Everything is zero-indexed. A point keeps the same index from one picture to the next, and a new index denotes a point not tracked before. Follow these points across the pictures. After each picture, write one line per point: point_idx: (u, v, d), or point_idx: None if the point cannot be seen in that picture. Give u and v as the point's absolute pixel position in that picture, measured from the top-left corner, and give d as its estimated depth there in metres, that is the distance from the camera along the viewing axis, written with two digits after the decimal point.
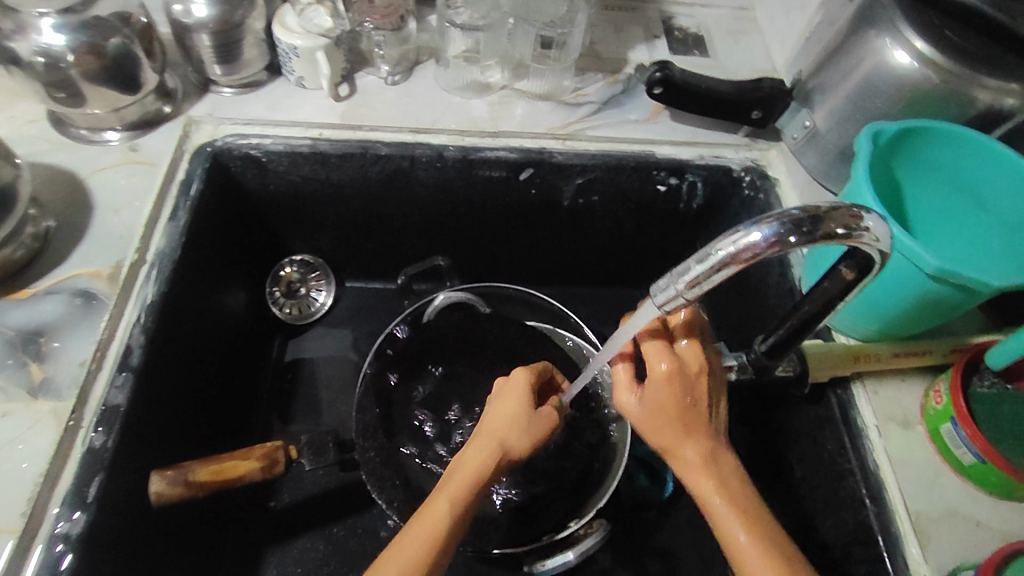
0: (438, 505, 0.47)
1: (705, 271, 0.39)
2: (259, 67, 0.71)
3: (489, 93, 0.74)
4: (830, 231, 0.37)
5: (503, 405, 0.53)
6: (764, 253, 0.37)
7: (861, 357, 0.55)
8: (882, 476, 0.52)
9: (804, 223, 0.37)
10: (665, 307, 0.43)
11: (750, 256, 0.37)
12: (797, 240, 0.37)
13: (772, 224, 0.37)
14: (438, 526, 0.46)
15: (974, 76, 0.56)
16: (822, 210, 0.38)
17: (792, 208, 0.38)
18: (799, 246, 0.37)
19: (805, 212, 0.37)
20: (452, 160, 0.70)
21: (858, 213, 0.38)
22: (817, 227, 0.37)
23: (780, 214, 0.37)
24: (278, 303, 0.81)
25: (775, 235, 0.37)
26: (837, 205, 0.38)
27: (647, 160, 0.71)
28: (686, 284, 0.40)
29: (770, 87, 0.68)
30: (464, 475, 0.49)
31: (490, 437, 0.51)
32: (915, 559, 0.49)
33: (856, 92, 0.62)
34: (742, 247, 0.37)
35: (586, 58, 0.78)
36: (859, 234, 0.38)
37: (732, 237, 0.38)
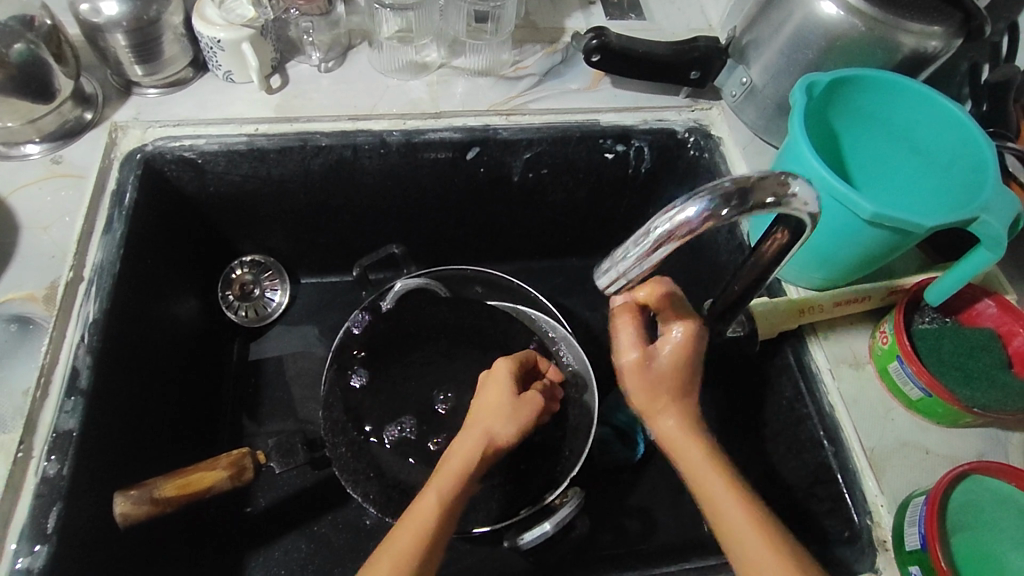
0: (427, 498, 0.49)
1: (644, 250, 0.40)
2: (183, 64, 0.67)
3: (427, 73, 0.73)
4: (760, 201, 0.39)
5: (489, 393, 0.55)
6: (699, 227, 0.38)
7: (805, 310, 0.57)
8: (837, 416, 0.55)
9: (734, 196, 0.38)
10: (610, 291, 0.43)
11: (686, 232, 0.39)
12: (729, 213, 0.38)
13: (705, 199, 0.38)
14: (428, 515, 0.48)
15: (898, 22, 0.57)
16: (751, 180, 0.39)
17: (722, 181, 0.39)
18: (732, 218, 0.39)
19: (735, 184, 0.39)
20: (396, 145, 0.69)
21: (786, 180, 0.40)
22: (747, 200, 0.38)
23: (711, 188, 0.39)
24: (233, 307, 0.79)
25: (707, 209, 0.38)
26: (766, 175, 0.39)
27: (592, 129, 0.71)
28: (626, 265, 0.41)
29: (706, 46, 0.68)
30: (451, 468, 0.50)
31: (477, 427, 0.53)
32: (872, 491, 0.52)
33: (789, 46, 0.63)
34: (678, 224, 0.38)
35: (523, 30, 0.77)
36: (789, 200, 0.40)
37: (668, 215, 0.39)
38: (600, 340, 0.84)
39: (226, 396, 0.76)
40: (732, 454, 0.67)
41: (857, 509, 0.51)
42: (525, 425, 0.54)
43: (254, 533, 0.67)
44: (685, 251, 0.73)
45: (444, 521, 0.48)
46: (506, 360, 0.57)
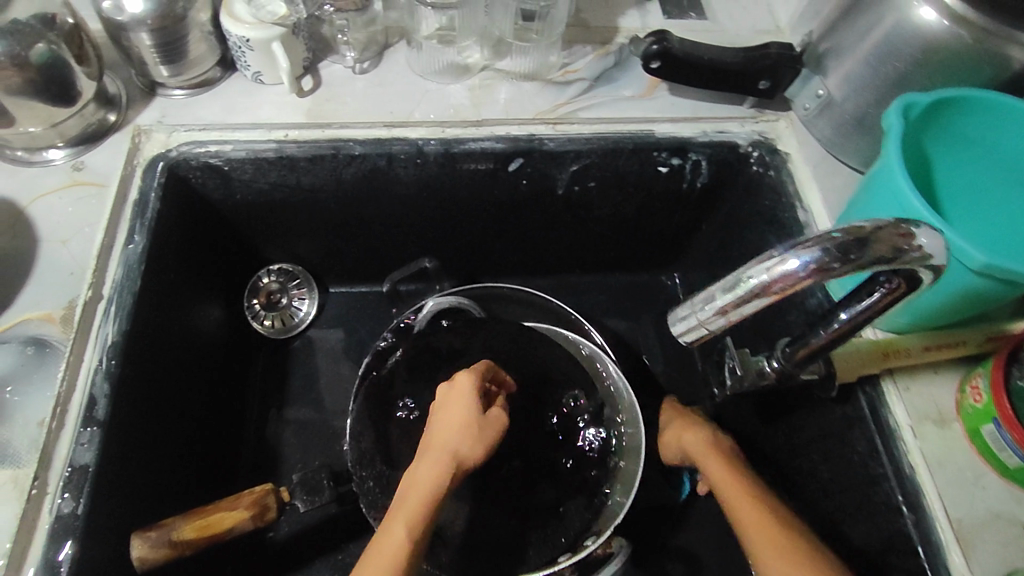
0: (393, 529, 0.46)
1: (734, 299, 0.34)
2: (210, 64, 0.63)
3: (469, 76, 0.67)
4: (877, 256, 0.33)
5: (449, 411, 0.51)
6: (801, 282, 0.33)
7: (890, 353, 0.51)
8: (920, 480, 0.49)
9: (848, 249, 0.33)
10: (687, 341, 0.39)
11: (785, 286, 0.33)
12: (839, 268, 0.33)
13: (813, 250, 0.33)
14: (392, 555, 0.45)
15: (1008, 33, 0.49)
16: (867, 231, 0.33)
17: (831, 229, 0.34)
18: (842, 274, 0.33)
19: (848, 234, 0.33)
20: (433, 155, 0.64)
21: (909, 230, 0.34)
22: (863, 254, 0.33)
23: (820, 238, 0.33)
24: (259, 316, 0.75)
25: (815, 262, 0.33)
26: (885, 223, 0.34)
27: (646, 141, 0.65)
28: (710, 312, 0.36)
29: (779, 53, 0.62)
30: (417, 498, 0.47)
31: (439, 450, 0.49)
32: (960, 570, 0.46)
33: (875, 56, 0.56)
34: (777, 275, 0.33)
35: (573, 29, 0.71)
36: (910, 255, 0.34)
37: (765, 264, 0.34)
38: (643, 363, 0.79)
39: (251, 410, 0.73)
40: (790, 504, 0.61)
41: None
42: (490, 445, 0.50)
43: (277, 559, 0.64)
44: None
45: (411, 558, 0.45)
46: (466, 373, 0.53)
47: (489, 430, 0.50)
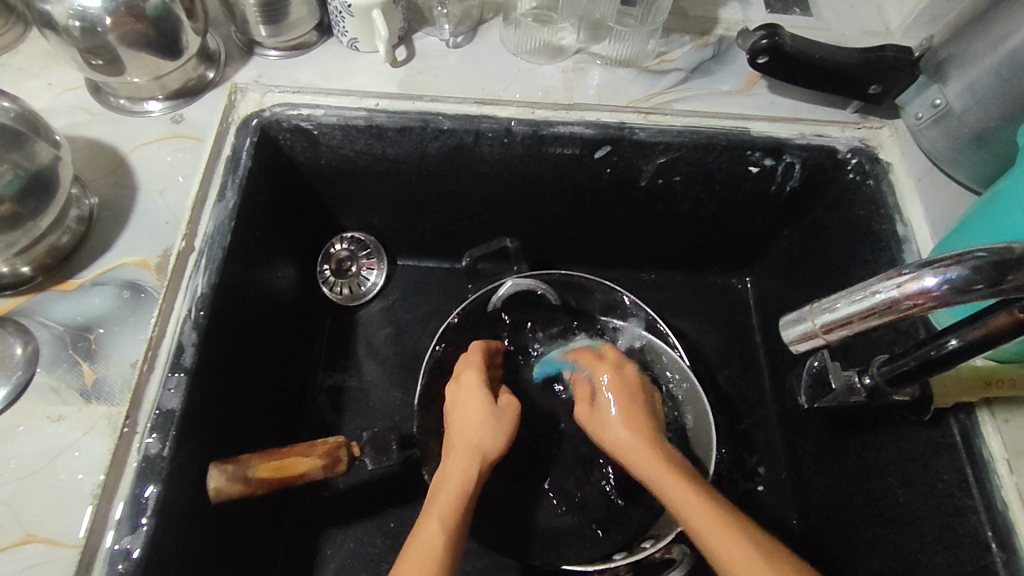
0: (431, 524, 0.43)
1: (856, 312, 0.33)
2: (308, 28, 0.63)
3: (562, 58, 0.66)
4: None
5: (465, 410, 0.52)
6: (936, 303, 0.31)
7: (993, 382, 0.49)
8: (1014, 517, 0.47)
9: (993, 271, 0.30)
10: (799, 350, 0.37)
11: (917, 305, 0.31)
12: (979, 290, 0.30)
13: (953, 268, 0.30)
14: (435, 547, 0.42)
15: None
16: (1019, 253, 0.30)
17: (974, 247, 0.31)
18: (984, 297, 0.31)
19: (995, 254, 0.30)
20: (520, 136, 0.63)
21: None
22: (1012, 277, 0.30)
23: (961, 255, 0.31)
24: (328, 282, 0.76)
25: (956, 281, 0.30)
26: None
27: (741, 139, 0.63)
28: (828, 322, 0.34)
29: (896, 56, 0.58)
30: (450, 491, 0.46)
31: (466, 446, 0.49)
32: None
33: (1009, 67, 0.52)
34: (909, 292, 0.31)
35: (672, 17, 0.69)
36: None
37: (895, 280, 0.32)
38: (707, 365, 0.77)
39: (314, 373, 0.74)
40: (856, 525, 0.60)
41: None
42: (508, 434, 0.51)
43: (332, 520, 0.65)
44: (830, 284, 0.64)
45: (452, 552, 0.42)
46: (472, 365, 0.56)
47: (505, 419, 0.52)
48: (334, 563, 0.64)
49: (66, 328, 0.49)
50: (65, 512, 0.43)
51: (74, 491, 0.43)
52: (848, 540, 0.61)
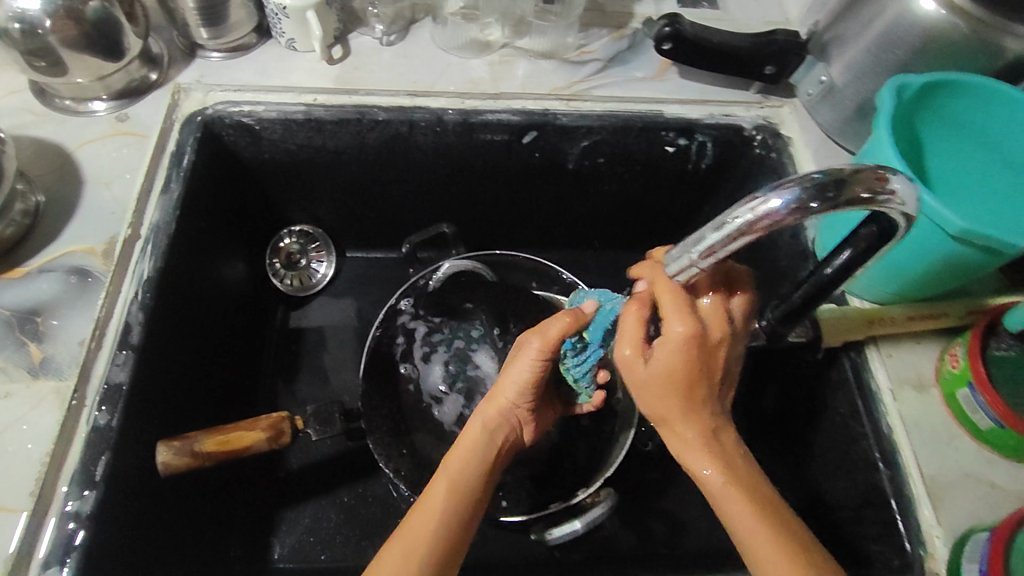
0: (438, 487, 0.45)
1: (721, 239, 0.36)
2: (247, 29, 0.67)
3: (489, 52, 0.71)
4: (853, 195, 0.34)
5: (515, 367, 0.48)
6: (784, 222, 0.34)
7: (875, 321, 0.55)
8: (896, 440, 0.53)
9: (826, 188, 0.33)
10: (686, 279, 0.40)
11: (768, 225, 0.34)
12: (818, 207, 0.34)
13: (793, 190, 0.34)
14: (436, 504, 0.44)
15: (1005, 25, 0.52)
16: (846, 172, 0.34)
17: (813, 171, 0.35)
18: (821, 214, 0.34)
19: (828, 175, 0.34)
20: (452, 124, 0.67)
21: (884, 174, 0.34)
22: (840, 194, 0.33)
23: (799, 178, 0.34)
24: (279, 274, 0.80)
25: (796, 200, 0.34)
26: (864, 166, 0.34)
27: (655, 120, 0.69)
28: (701, 252, 0.37)
29: (785, 39, 0.64)
30: (459, 456, 0.47)
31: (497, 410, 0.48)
32: (928, 520, 0.50)
33: (878, 44, 0.58)
34: (760, 215, 0.34)
35: (590, 13, 0.74)
36: (886, 198, 0.34)
37: (750, 205, 0.35)
38: None
39: (267, 362, 0.77)
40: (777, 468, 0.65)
41: (909, 525, 0.50)
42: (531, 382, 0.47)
43: (288, 497, 0.68)
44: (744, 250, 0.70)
45: (458, 510, 0.45)
46: (557, 321, 0.45)
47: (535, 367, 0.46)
48: (290, 537, 0.66)
49: (13, 313, 0.51)
50: (17, 479, 0.45)
51: (23, 460, 0.46)
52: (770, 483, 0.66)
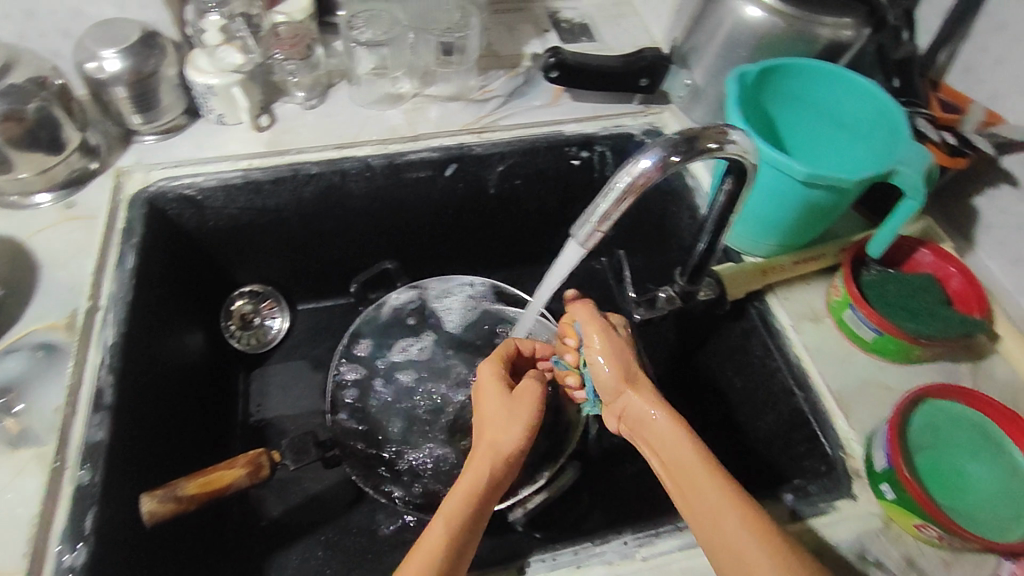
0: (435, 526, 0.46)
1: (612, 201, 0.45)
2: (178, 112, 0.74)
3: (402, 102, 0.80)
4: (704, 146, 0.45)
5: (487, 405, 0.55)
6: (656, 175, 0.44)
7: (768, 270, 0.63)
8: (804, 365, 0.60)
9: (682, 144, 0.44)
10: (591, 243, 0.48)
11: (645, 181, 0.44)
12: (679, 158, 0.44)
13: (657, 149, 0.44)
14: (435, 544, 0.44)
15: (812, 17, 0.65)
16: (695, 131, 0.45)
17: (671, 133, 0.45)
18: (682, 164, 0.44)
19: (681, 135, 0.44)
20: (379, 168, 0.75)
21: (724, 130, 0.46)
22: (694, 145, 0.44)
23: (662, 140, 0.44)
24: (235, 336, 0.83)
25: (660, 156, 0.44)
26: (707, 125, 0.46)
27: (557, 139, 0.78)
28: (598, 218, 0.46)
29: (652, 55, 0.77)
30: (460, 490, 0.48)
31: (487, 443, 0.52)
32: (842, 426, 0.56)
33: (724, 47, 0.70)
34: (637, 174, 0.44)
35: (486, 59, 0.86)
36: (729, 146, 0.46)
37: (627, 168, 0.44)
38: None
39: (235, 421, 0.79)
40: (721, 423, 0.72)
41: (825, 435, 0.56)
42: (530, 425, 0.52)
43: (272, 544, 0.69)
44: (654, 238, 0.80)
45: (451, 556, 0.44)
46: (489, 363, 0.59)
47: (526, 408, 0.53)
48: None
49: None
50: (10, 543, 0.47)
51: (15, 524, 0.48)
52: (717, 438, 0.72)
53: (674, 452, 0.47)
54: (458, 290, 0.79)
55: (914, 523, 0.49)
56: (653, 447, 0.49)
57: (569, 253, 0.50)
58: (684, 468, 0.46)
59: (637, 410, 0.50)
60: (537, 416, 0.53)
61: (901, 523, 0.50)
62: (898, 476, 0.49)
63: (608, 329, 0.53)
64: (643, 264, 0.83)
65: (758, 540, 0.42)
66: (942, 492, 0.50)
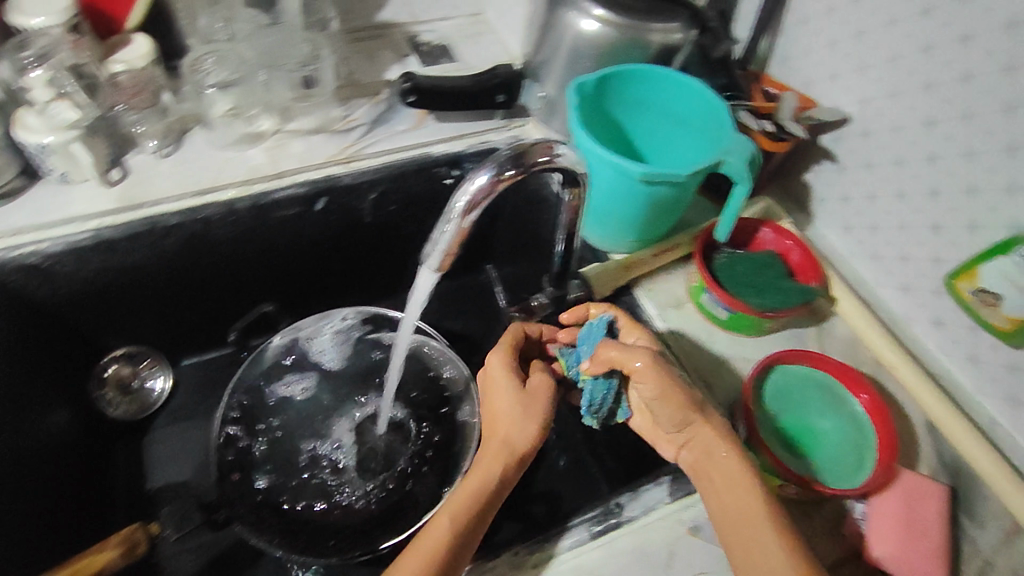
0: (439, 522, 0.49)
1: (455, 220, 0.46)
2: (13, 174, 0.68)
3: (262, 141, 0.77)
4: (534, 160, 0.47)
5: (500, 399, 0.58)
6: (492, 192, 0.46)
7: (630, 265, 0.66)
8: (673, 351, 0.63)
9: (513, 160, 0.46)
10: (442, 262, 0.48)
11: (483, 198, 0.46)
12: (512, 174, 0.46)
13: (490, 166, 0.45)
14: (437, 541, 0.47)
15: (640, 23, 0.68)
16: (524, 146, 0.47)
17: (503, 150, 0.47)
18: (516, 178, 0.46)
19: (512, 151, 0.46)
20: (244, 211, 0.73)
21: (553, 143, 0.48)
22: (524, 160, 0.46)
23: (494, 157, 0.46)
24: (112, 403, 0.78)
25: (494, 173, 0.45)
26: (536, 140, 0.48)
27: (426, 161, 0.79)
28: (444, 239, 0.47)
29: (504, 72, 0.80)
30: (462, 491, 0.51)
31: (498, 440, 0.55)
32: (710, 402, 0.60)
33: (570, 59, 0.74)
34: (475, 192, 0.45)
35: (347, 88, 0.85)
36: (558, 158, 0.48)
37: (464, 188, 0.46)
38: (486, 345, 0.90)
39: (118, 495, 0.74)
40: None
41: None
42: (540, 427, 0.55)
43: None
44: (531, 247, 0.82)
45: (454, 552, 0.47)
46: (500, 350, 0.60)
47: (538, 409, 0.56)
48: None
49: None
50: None
51: None
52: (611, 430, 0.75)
53: (738, 503, 0.49)
54: (327, 324, 0.76)
55: (777, 484, 0.53)
56: (713, 493, 0.50)
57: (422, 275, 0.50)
58: (754, 523, 0.47)
59: (706, 443, 0.52)
60: (546, 416, 0.56)
61: (767, 485, 0.54)
62: (756, 442, 0.53)
63: (659, 363, 0.53)
64: (522, 269, 0.86)
65: None
66: (800, 450, 0.55)
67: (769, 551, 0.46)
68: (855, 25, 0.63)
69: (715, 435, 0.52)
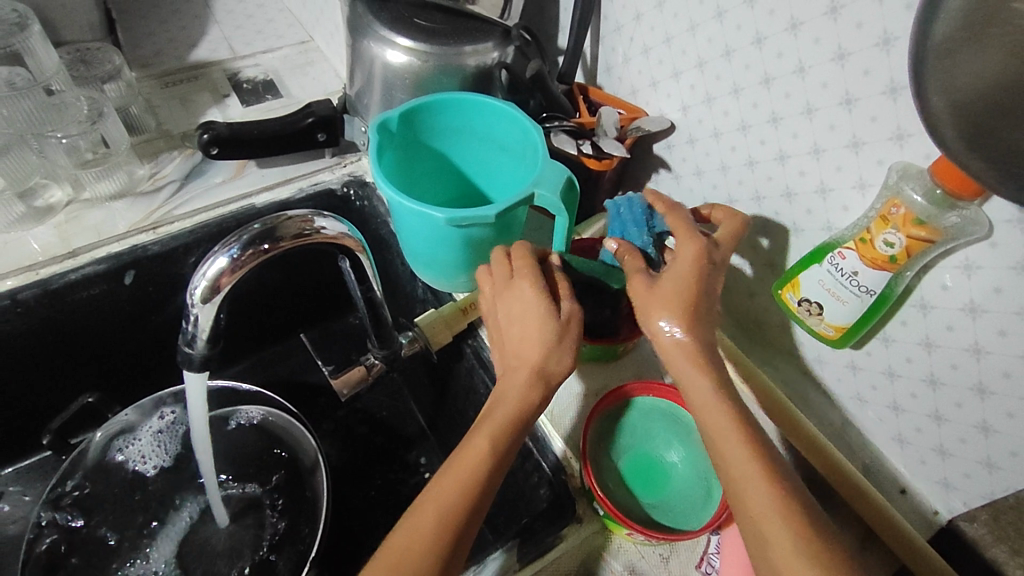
0: (475, 444, 0.44)
1: (197, 306, 0.40)
2: None
3: (52, 216, 0.69)
4: (287, 236, 0.42)
5: (510, 310, 0.49)
6: (238, 273, 0.41)
7: (468, 307, 0.62)
8: None
9: (259, 237, 0.41)
10: (200, 350, 0.43)
11: (228, 280, 0.40)
12: (259, 251, 0.41)
13: (231, 245, 0.40)
14: (457, 478, 0.42)
15: (444, 49, 0.63)
16: (275, 220, 0.42)
17: (252, 224, 0.42)
18: (266, 256, 0.41)
19: (260, 226, 0.41)
20: (31, 300, 0.62)
21: (310, 216, 0.44)
22: (274, 236, 0.41)
23: (239, 233, 0.41)
24: None
25: (236, 252, 0.40)
26: (291, 213, 0.43)
27: (248, 213, 0.71)
28: (192, 325, 0.42)
29: (319, 109, 0.73)
30: (495, 414, 0.45)
31: (518, 361, 0.47)
32: (560, 446, 0.58)
33: (383, 89, 0.67)
34: (216, 274, 0.40)
35: (155, 142, 0.77)
36: (317, 232, 0.44)
37: (203, 268, 0.40)
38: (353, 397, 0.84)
39: None
40: None
41: (546, 458, 0.58)
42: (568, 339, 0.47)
43: None
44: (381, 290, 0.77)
45: (476, 491, 0.41)
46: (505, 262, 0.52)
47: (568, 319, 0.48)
48: None
49: None
50: None
51: None
52: None
53: (715, 426, 0.43)
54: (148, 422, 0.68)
55: (625, 532, 0.51)
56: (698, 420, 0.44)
57: (184, 365, 0.45)
58: (733, 455, 0.41)
59: (682, 359, 0.46)
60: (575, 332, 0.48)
61: (618, 534, 0.53)
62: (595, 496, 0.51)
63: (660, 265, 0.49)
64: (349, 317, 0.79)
65: (789, 523, 0.38)
66: (648, 493, 0.53)
67: (750, 481, 0.40)
68: (662, 31, 0.60)
69: (689, 355, 0.46)
